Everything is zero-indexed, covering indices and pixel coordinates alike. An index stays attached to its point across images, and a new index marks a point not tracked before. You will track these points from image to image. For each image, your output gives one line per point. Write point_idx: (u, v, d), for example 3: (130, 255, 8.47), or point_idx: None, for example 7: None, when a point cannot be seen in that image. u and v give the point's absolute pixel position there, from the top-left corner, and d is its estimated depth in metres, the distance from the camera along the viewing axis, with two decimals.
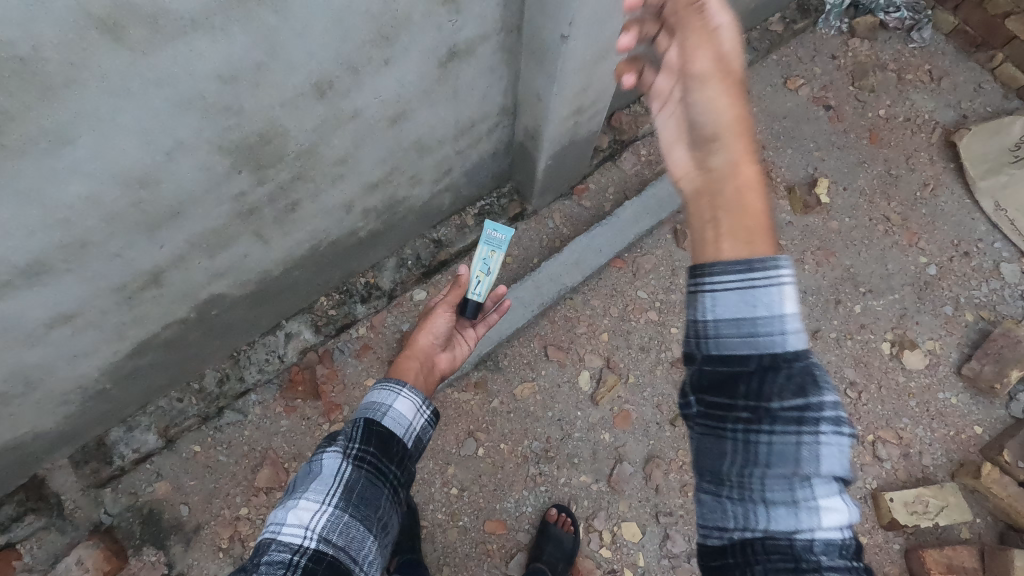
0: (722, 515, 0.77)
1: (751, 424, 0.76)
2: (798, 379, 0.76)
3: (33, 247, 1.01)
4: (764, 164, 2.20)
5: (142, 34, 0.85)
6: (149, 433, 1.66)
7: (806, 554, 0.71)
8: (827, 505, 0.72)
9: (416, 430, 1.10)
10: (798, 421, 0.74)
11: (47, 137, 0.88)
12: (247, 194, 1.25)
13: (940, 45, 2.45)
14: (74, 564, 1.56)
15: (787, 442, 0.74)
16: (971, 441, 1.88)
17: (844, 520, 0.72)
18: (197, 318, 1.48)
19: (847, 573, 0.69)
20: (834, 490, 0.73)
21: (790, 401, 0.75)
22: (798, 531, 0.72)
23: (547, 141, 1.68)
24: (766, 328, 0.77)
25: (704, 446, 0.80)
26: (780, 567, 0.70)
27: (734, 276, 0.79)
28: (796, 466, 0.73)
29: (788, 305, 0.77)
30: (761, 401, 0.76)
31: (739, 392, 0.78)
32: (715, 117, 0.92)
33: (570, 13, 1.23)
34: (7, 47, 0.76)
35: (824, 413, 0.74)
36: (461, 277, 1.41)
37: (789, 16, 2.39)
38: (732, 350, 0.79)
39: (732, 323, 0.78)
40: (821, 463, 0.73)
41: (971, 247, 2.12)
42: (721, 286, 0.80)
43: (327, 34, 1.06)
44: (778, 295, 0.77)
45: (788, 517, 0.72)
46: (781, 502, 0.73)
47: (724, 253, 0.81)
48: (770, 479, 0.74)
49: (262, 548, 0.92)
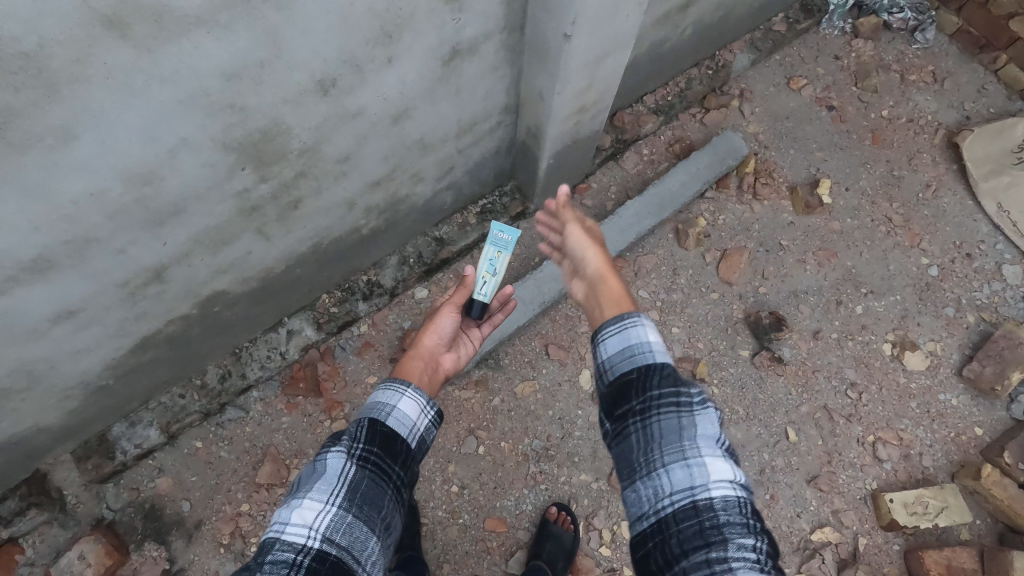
0: (639, 502, 0.91)
1: (644, 414, 0.95)
2: (670, 374, 0.97)
3: (37, 243, 1.02)
4: (767, 164, 2.20)
5: (147, 31, 0.86)
6: (151, 429, 1.66)
7: (708, 510, 0.84)
8: (714, 468, 0.88)
9: (420, 430, 1.11)
10: (675, 403, 0.94)
11: (52, 133, 0.89)
12: (250, 191, 1.26)
13: (944, 46, 2.45)
14: (77, 559, 1.55)
15: (673, 420, 0.93)
16: (971, 442, 1.88)
17: (732, 481, 0.87)
18: (200, 314, 1.48)
19: (740, 522, 0.83)
20: (719, 454, 0.90)
21: (667, 388, 0.96)
22: (696, 494, 0.86)
23: (549, 140, 1.68)
24: (643, 349, 1.03)
25: (617, 448, 0.97)
26: (687, 526, 0.84)
27: (612, 326, 1.06)
28: (683, 440, 0.91)
29: (652, 333, 1.04)
30: (650, 395, 0.96)
31: (633, 391, 0.97)
32: (585, 246, 1.35)
33: (574, 12, 1.23)
34: (13, 44, 0.77)
35: (693, 395, 0.95)
36: (467, 278, 1.44)
37: (793, 16, 2.39)
38: (624, 369, 1.01)
39: (619, 354, 1.02)
40: (699, 433, 0.92)
41: (973, 248, 2.12)
42: (606, 332, 1.06)
43: (331, 32, 1.06)
44: (646, 325, 1.04)
45: (685, 482, 0.88)
46: (679, 472, 0.88)
47: (608, 312, 1.16)
48: (668, 456, 0.90)
49: (266, 547, 0.90)
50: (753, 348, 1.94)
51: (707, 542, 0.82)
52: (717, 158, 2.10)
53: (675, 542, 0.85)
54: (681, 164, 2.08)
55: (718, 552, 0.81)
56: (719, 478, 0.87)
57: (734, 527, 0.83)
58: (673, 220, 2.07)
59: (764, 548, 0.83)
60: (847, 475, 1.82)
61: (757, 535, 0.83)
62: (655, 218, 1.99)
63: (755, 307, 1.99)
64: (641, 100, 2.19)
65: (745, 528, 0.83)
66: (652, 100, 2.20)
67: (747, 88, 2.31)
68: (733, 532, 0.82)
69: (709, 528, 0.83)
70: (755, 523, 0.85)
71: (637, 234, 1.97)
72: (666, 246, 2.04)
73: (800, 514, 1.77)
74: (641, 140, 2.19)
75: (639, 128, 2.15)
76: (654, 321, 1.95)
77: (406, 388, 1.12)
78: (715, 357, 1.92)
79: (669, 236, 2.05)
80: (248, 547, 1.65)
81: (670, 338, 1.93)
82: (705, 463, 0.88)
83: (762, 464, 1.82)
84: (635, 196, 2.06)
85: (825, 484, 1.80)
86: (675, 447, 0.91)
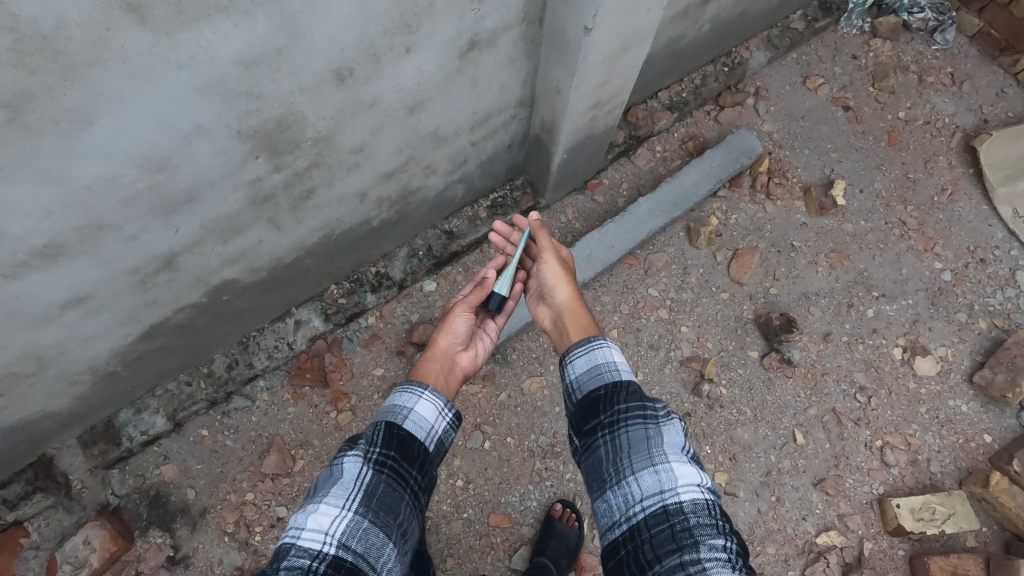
0: (612, 511, 1.01)
1: (613, 428, 1.06)
2: (635, 391, 1.10)
3: (48, 228, 1.01)
4: (781, 164, 2.17)
5: (166, 15, 0.84)
6: (158, 416, 1.65)
7: (678, 514, 0.93)
8: (682, 474, 0.98)
9: (437, 433, 1.13)
10: (642, 415, 1.06)
11: (68, 118, 0.88)
12: (263, 180, 1.24)
13: (963, 47, 2.42)
14: (81, 544, 1.55)
15: (640, 432, 1.03)
16: (980, 449, 1.87)
17: (699, 486, 0.97)
18: (209, 302, 1.47)
19: (709, 525, 0.92)
20: (685, 460, 1.00)
21: (634, 402, 1.08)
22: (667, 499, 0.95)
23: (564, 135, 1.66)
24: (607, 368, 1.16)
25: (588, 461, 1.07)
26: (659, 528, 0.93)
27: (580, 350, 1.21)
28: (651, 449, 1.01)
29: (617, 356, 1.19)
30: (617, 410, 1.08)
31: (601, 407, 1.10)
32: (556, 278, 1.45)
33: (595, 6, 1.21)
34: (30, 25, 0.75)
35: (658, 409, 1.07)
36: (488, 280, 1.47)
37: (811, 14, 2.35)
38: (591, 388, 1.14)
39: (585, 374, 1.17)
40: (665, 442, 1.02)
41: (987, 254, 2.10)
42: (575, 354, 1.21)
43: (350, 19, 1.04)
44: (608, 348, 1.20)
45: (656, 488, 0.97)
46: (649, 479, 0.98)
47: (573, 339, 1.33)
48: (637, 465, 1.00)
49: (281, 553, 0.89)
50: (763, 350, 1.93)
51: (679, 545, 0.90)
52: (731, 157, 2.08)
53: (649, 547, 0.93)
54: (694, 161, 2.06)
55: (691, 553, 0.89)
56: (687, 483, 0.96)
57: (704, 528, 0.92)
58: (685, 219, 2.05)
59: (734, 549, 0.91)
60: (853, 479, 1.81)
61: (726, 535, 0.92)
62: (666, 217, 1.97)
63: (765, 308, 1.98)
64: (656, 96, 2.17)
65: (714, 529, 0.92)
66: (666, 96, 2.18)
67: (762, 86, 2.28)
68: (703, 533, 0.91)
69: (680, 531, 0.91)
70: (724, 524, 0.94)
71: (648, 232, 1.95)
72: (677, 245, 2.02)
73: (806, 517, 1.76)
74: (654, 136, 2.17)
75: (653, 124, 2.12)
76: (664, 320, 1.94)
77: (423, 390, 1.14)
78: (725, 358, 1.91)
79: (680, 234, 2.03)
80: (252, 537, 1.64)
81: (679, 337, 1.92)
82: (672, 470, 0.98)
83: (769, 467, 1.81)
84: (647, 193, 2.03)
85: (832, 487, 1.79)
86: (644, 456, 1.01)
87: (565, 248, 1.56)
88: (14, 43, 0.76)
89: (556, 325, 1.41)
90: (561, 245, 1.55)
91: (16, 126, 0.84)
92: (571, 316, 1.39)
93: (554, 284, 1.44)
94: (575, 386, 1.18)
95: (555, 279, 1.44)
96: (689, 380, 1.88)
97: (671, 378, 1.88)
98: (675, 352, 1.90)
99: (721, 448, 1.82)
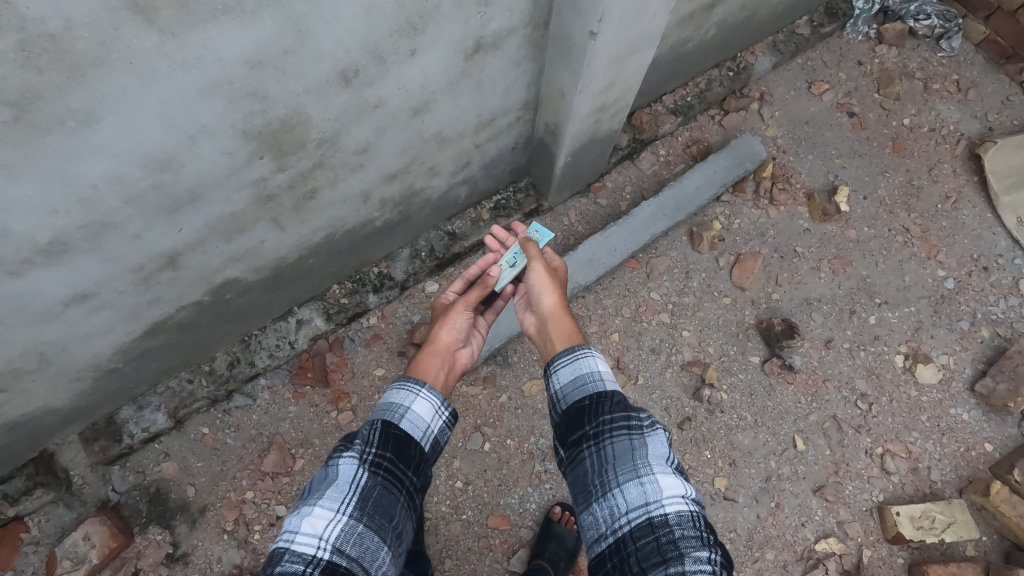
0: (598, 523, 1.00)
1: (598, 439, 1.06)
2: (620, 402, 1.10)
3: (54, 226, 1.01)
4: (785, 170, 2.17)
5: (172, 16, 0.84)
6: (159, 413, 1.66)
7: (663, 526, 0.93)
8: (666, 486, 0.98)
9: (433, 433, 1.13)
10: (627, 426, 1.06)
11: (74, 116, 0.88)
12: (268, 180, 1.24)
13: (970, 55, 2.42)
14: (81, 539, 1.56)
15: (625, 442, 1.04)
16: (981, 458, 1.86)
17: (684, 497, 0.97)
18: (211, 300, 1.48)
19: (695, 538, 0.92)
20: (669, 471, 1.01)
21: (618, 413, 1.08)
22: (652, 511, 0.95)
23: (568, 138, 1.66)
24: (593, 379, 1.16)
25: (574, 473, 1.07)
26: (645, 542, 0.93)
27: (563, 359, 1.21)
28: (636, 460, 1.01)
29: (601, 366, 1.19)
30: (602, 421, 1.08)
31: (586, 418, 1.09)
32: (542, 285, 1.43)
33: (601, 10, 1.21)
34: (38, 25, 0.75)
35: (643, 420, 1.08)
36: (490, 278, 1.47)
37: (817, 19, 2.35)
38: (576, 399, 1.14)
39: (570, 384, 1.17)
40: (648, 453, 1.03)
41: (991, 262, 2.09)
42: (559, 364, 1.21)
43: (356, 21, 1.05)
44: (593, 357, 1.20)
45: (641, 500, 0.97)
46: (634, 491, 0.98)
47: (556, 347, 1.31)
48: (622, 477, 1.00)
49: (276, 558, 0.89)
50: (764, 355, 1.92)
51: (664, 557, 0.90)
52: (736, 161, 2.08)
53: (635, 560, 0.92)
54: (697, 166, 2.06)
55: (676, 565, 0.88)
56: (672, 495, 0.97)
57: (689, 540, 0.91)
58: (688, 223, 2.05)
59: (719, 559, 0.90)
60: (853, 486, 1.81)
61: (711, 547, 0.91)
62: (669, 220, 1.97)
63: (767, 313, 1.97)
64: (660, 100, 2.17)
65: (698, 541, 0.92)
66: (670, 100, 2.18)
67: (768, 91, 2.28)
68: (687, 546, 0.91)
69: (665, 544, 0.91)
70: (708, 536, 0.94)
71: (650, 236, 1.95)
72: (679, 249, 2.02)
73: (805, 524, 1.76)
74: (658, 140, 2.17)
75: (657, 128, 2.12)
76: (665, 324, 1.93)
77: (420, 389, 1.15)
78: (726, 362, 1.91)
79: (682, 238, 2.03)
80: (252, 535, 1.65)
81: (680, 342, 1.92)
82: (656, 481, 0.98)
83: (768, 472, 1.81)
84: (650, 197, 2.04)
85: (831, 494, 1.79)
86: (629, 468, 1.01)
87: (558, 257, 1.56)
88: (21, 42, 0.76)
89: (540, 331, 1.40)
90: (554, 254, 1.56)
91: (22, 125, 0.84)
92: (553, 323, 1.37)
93: (539, 291, 1.43)
94: (560, 396, 1.17)
95: (541, 286, 1.43)
96: (689, 385, 1.88)
97: (672, 382, 1.88)
98: (675, 356, 1.90)
99: (721, 453, 1.82)
